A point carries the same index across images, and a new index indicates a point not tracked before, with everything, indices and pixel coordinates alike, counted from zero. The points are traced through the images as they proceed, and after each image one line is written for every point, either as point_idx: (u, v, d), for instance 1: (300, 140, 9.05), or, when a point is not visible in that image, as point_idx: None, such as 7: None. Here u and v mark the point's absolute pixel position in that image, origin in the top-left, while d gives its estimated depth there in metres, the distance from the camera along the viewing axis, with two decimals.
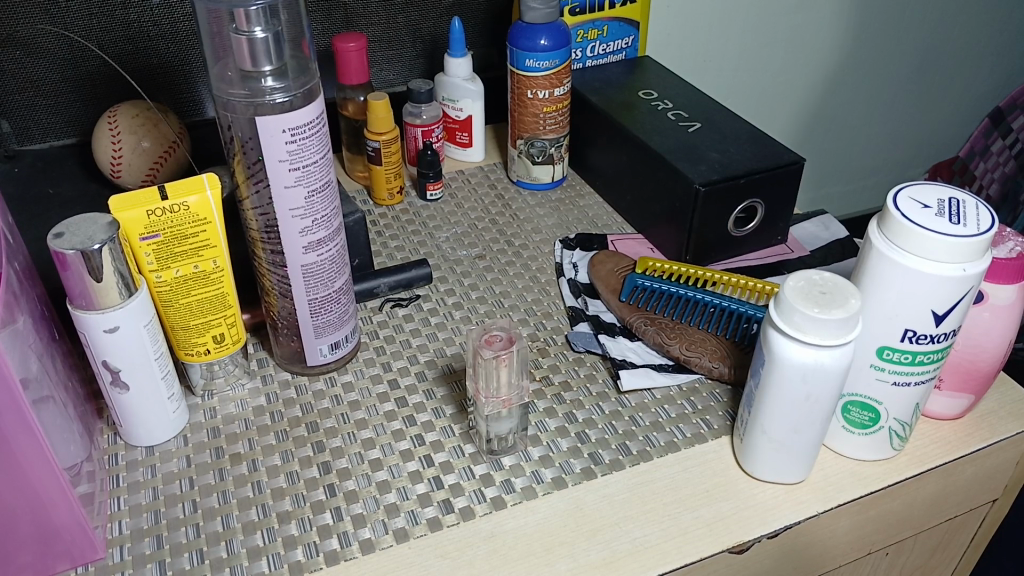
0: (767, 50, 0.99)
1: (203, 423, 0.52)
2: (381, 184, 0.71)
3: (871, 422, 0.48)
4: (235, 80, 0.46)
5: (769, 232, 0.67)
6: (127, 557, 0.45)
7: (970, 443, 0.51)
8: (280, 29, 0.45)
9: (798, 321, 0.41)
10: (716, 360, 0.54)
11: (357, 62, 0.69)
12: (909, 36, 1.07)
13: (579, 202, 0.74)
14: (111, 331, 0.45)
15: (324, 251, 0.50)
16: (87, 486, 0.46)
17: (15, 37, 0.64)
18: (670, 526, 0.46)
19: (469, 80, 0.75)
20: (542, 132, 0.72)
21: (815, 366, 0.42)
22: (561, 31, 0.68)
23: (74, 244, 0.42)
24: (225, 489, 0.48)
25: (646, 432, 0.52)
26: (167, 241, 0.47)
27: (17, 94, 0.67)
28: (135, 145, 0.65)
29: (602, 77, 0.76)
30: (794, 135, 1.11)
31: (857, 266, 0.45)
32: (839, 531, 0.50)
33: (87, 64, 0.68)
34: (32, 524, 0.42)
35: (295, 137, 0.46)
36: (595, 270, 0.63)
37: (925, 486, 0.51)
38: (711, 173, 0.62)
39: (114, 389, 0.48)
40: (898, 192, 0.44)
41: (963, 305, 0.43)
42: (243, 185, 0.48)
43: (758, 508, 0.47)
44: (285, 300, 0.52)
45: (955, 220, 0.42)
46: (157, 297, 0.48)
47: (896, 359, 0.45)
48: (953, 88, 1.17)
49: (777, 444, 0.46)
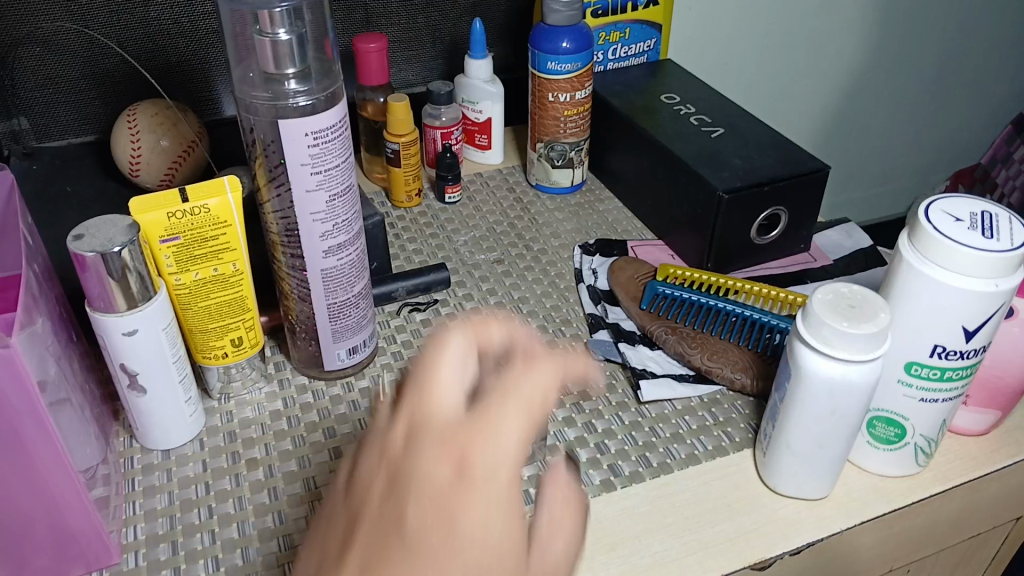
0: (789, 54, 0.97)
1: (219, 426, 0.52)
2: (399, 186, 0.71)
3: (896, 437, 0.47)
4: (258, 82, 0.45)
5: (791, 240, 0.66)
6: (141, 563, 0.44)
7: (996, 460, 0.50)
8: (303, 31, 0.45)
9: (826, 334, 0.41)
10: (738, 371, 0.54)
11: (377, 63, 0.69)
12: (932, 41, 1.06)
13: (598, 207, 0.73)
14: (130, 335, 0.45)
15: (344, 255, 0.50)
16: (102, 490, 0.45)
17: (35, 34, 0.64)
18: (689, 541, 0.46)
19: (488, 82, 0.74)
20: (562, 135, 0.71)
21: (843, 382, 0.41)
22: (583, 34, 0.67)
23: (94, 246, 0.41)
24: (241, 495, 0.48)
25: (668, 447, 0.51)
26: (187, 244, 0.46)
27: (35, 90, 0.67)
28: (154, 143, 0.65)
29: (623, 80, 0.76)
30: (814, 140, 1.09)
31: (886, 279, 0.44)
32: (863, 547, 0.49)
33: (106, 62, 0.68)
34: (48, 529, 0.42)
35: (317, 141, 0.45)
36: (615, 276, 0.62)
37: (948, 504, 0.50)
38: (734, 180, 0.61)
39: (131, 392, 0.47)
40: (930, 205, 0.43)
41: (994, 321, 0.42)
42: (264, 188, 0.48)
43: (780, 524, 0.47)
44: (303, 304, 0.51)
45: (989, 234, 0.41)
46: (175, 299, 0.48)
47: (924, 375, 0.44)
48: (974, 96, 1.16)
49: (802, 459, 0.45)
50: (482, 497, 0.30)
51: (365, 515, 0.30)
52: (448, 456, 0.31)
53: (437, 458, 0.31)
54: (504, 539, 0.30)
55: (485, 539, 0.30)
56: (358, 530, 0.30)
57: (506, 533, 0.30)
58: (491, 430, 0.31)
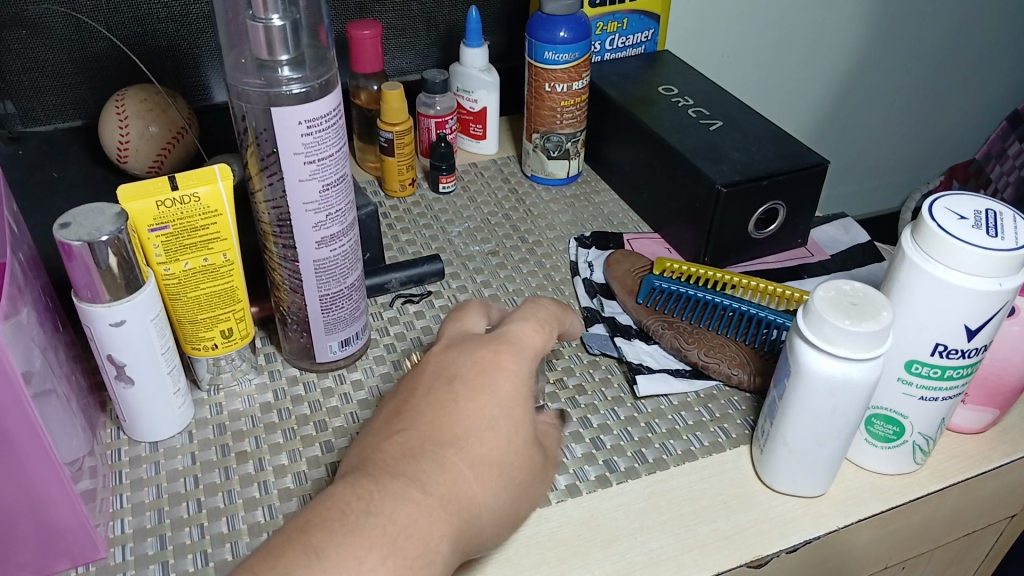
0: (786, 46, 0.97)
1: (208, 418, 0.51)
2: (391, 175, 0.70)
3: (894, 435, 0.47)
4: (250, 69, 0.44)
5: (788, 235, 0.66)
6: (128, 557, 0.43)
7: (993, 458, 0.50)
8: (297, 17, 0.44)
9: (828, 332, 0.40)
10: (735, 367, 0.53)
11: (371, 50, 0.68)
12: (930, 35, 1.05)
13: (594, 199, 0.72)
14: (117, 325, 0.44)
15: (337, 246, 0.49)
16: (88, 483, 0.44)
17: (21, 16, 0.63)
18: (685, 539, 0.45)
19: (485, 71, 0.73)
20: (559, 126, 0.70)
21: (844, 380, 0.41)
22: (581, 23, 0.66)
23: (80, 235, 0.40)
24: (231, 489, 0.47)
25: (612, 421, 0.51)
26: (176, 233, 0.45)
27: (21, 73, 0.66)
28: (142, 129, 0.63)
29: (620, 71, 0.75)
30: (810, 133, 1.09)
31: (887, 276, 0.44)
32: (858, 545, 0.48)
33: (94, 46, 0.66)
34: (32, 523, 0.41)
35: (310, 129, 0.44)
36: (611, 270, 0.61)
37: (944, 503, 0.50)
38: (732, 174, 0.61)
39: (118, 383, 0.46)
40: (933, 201, 0.43)
41: (996, 320, 0.41)
42: (256, 177, 0.47)
43: (776, 522, 0.46)
44: (295, 296, 0.51)
45: (992, 233, 0.41)
46: (164, 290, 0.47)
47: (924, 374, 0.44)
48: (969, 92, 1.16)
49: (800, 457, 0.45)
50: (508, 381, 0.41)
51: (424, 393, 0.42)
52: (482, 356, 0.42)
53: (473, 357, 0.42)
54: (522, 417, 0.41)
55: (507, 409, 0.41)
56: (420, 402, 0.41)
57: (525, 410, 0.41)
58: (516, 337, 0.43)
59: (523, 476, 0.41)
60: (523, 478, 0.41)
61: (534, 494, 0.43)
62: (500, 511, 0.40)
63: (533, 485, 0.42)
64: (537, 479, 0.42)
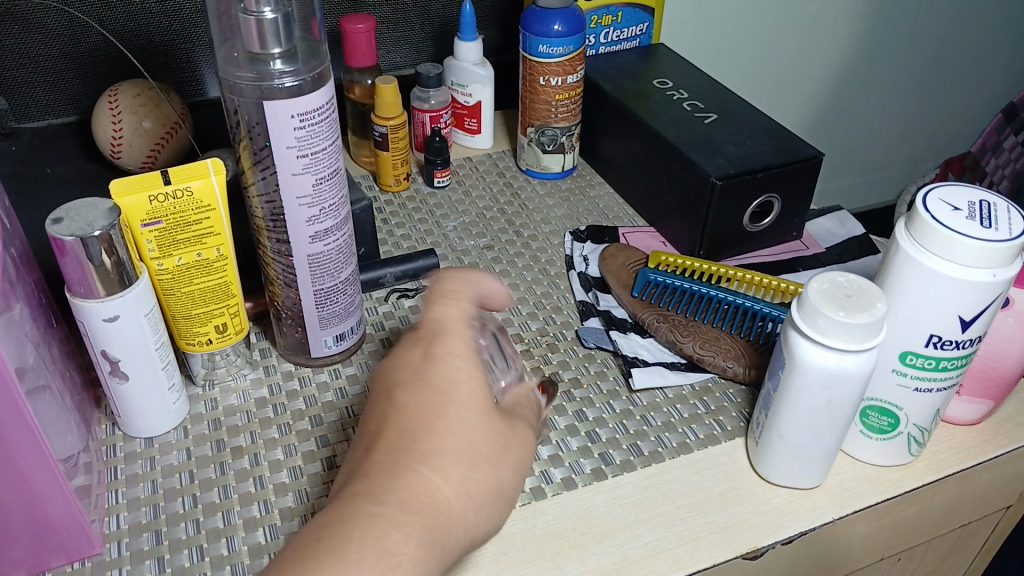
0: (782, 40, 0.97)
1: (203, 414, 0.51)
2: (386, 170, 0.69)
3: (889, 427, 0.47)
4: (242, 62, 0.44)
5: (784, 227, 0.66)
6: (124, 553, 0.43)
7: (988, 450, 0.50)
8: (289, 10, 0.43)
9: (822, 324, 0.40)
10: (730, 359, 0.53)
11: (365, 44, 0.67)
12: (925, 28, 1.05)
13: (589, 192, 0.72)
14: (111, 321, 0.43)
15: (331, 241, 0.49)
16: (83, 479, 0.44)
17: (13, 11, 0.62)
18: (681, 531, 0.45)
19: (479, 65, 0.73)
20: (553, 120, 0.70)
21: (838, 372, 0.41)
22: (575, 16, 0.66)
23: (73, 230, 0.40)
24: (226, 484, 0.47)
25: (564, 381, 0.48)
26: (169, 228, 0.45)
27: (13, 69, 0.65)
28: (135, 124, 0.63)
29: (615, 65, 0.75)
30: (805, 127, 1.09)
31: (882, 268, 0.44)
32: (853, 537, 0.49)
33: (87, 41, 0.66)
34: (25, 520, 0.41)
35: (303, 123, 0.44)
36: (606, 264, 0.61)
37: (940, 494, 0.50)
38: (727, 167, 0.61)
39: (112, 379, 0.46)
40: (927, 193, 0.43)
41: (990, 311, 0.41)
42: (249, 171, 0.47)
43: (772, 514, 0.46)
44: (289, 291, 0.50)
45: (986, 224, 0.41)
46: (157, 285, 0.47)
47: (919, 365, 0.44)
48: (964, 84, 1.16)
49: (795, 450, 0.45)
50: (438, 370, 0.40)
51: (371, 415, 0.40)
52: (411, 357, 0.41)
53: (400, 362, 0.41)
54: (467, 395, 0.39)
55: (447, 396, 0.39)
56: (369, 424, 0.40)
57: (467, 390, 0.39)
58: (438, 323, 0.42)
59: (489, 447, 0.39)
60: (490, 451, 0.39)
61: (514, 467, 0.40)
62: (475, 492, 0.38)
63: (506, 460, 0.39)
64: (508, 450, 0.40)
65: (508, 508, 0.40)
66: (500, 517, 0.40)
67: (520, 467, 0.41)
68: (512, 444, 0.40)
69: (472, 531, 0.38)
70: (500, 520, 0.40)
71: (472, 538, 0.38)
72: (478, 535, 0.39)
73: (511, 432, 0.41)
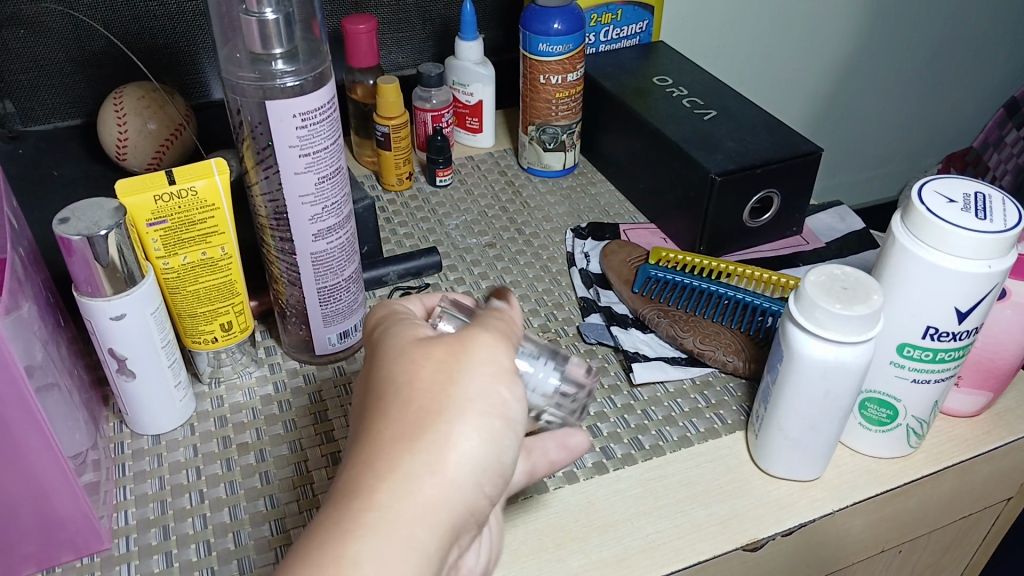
0: (782, 37, 0.97)
1: (209, 411, 0.52)
2: (389, 169, 0.70)
3: (888, 419, 0.47)
4: (245, 63, 0.45)
5: (784, 223, 0.66)
6: (132, 548, 0.44)
7: (988, 441, 0.50)
8: (291, 11, 0.44)
9: (819, 316, 0.40)
10: (730, 354, 0.54)
11: (366, 45, 0.68)
12: (926, 23, 1.05)
13: (590, 190, 0.73)
14: (118, 319, 0.44)
15: (334, 239, 0.49)
16: (92, 475, 0.45)
17: (19, 16, 0.63)
18: (682, 523, 0.45)
19: (480, 64, 0.73)
20: (554, 118, 0.70)
21: (836, 364, 0.41)
22: (575, 15, 0.66)
23: (80, 230, 0.41)
24: (232, 480, 0.48)
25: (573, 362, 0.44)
26: (174, 227, 0.46)
27: (19, 73, 0.66)
28: (140, 126, 0.64)
29: (615, 63, 0.75)
30: (807, 124, 1.09)
31: (879, 261, 0.44)
32: (854, 529, 0.49)
33: (92, 44, 0.67)
34: (35, 515, 0.41)
35: (305, 122, 0.45)
36: (607, 260, 0.62)
37: (939, 486, 0.50)
38: (727, 162, 0.61)
39: (120, 377, 0.47)
40: (923, 186, 0.43)
41: (987, 302, 0.42)
42: (252, 170, 0.47)
43: (772, 506, 0.47)
44: (293, 288, 0.51)
45: (981, 215, 0.41)
46: (163, 284, 0.48)
47: (916, 357, 0.44)
48: (966, 79, 1.16)
49: (794, 441, 0.46)
50: (374, 366, 0.37)
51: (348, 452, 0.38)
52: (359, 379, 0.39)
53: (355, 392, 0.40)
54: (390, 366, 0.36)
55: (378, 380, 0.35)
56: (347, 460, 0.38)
57: (392, 361, 0.36)
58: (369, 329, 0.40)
59: (421, 395, 0.34)
60: (423, 398, 0.34)
61: (474, 406, 0.34)
62: (426, 460, 0.32)
63: (452, 392, 0.34)
64: (449, 379, 0.34)
65: (499, 437, 0.34)
66: (490, 449, 0.34)
67: (480, 388, 0.34)
68: (452, 370, 0.34)
69: (449, 485, 0.33)
70: (495, 454, 0.34)
71: (461, 491, 0.33)
72: (469, 483, 0.33)
73: (453, 359, 0.35)
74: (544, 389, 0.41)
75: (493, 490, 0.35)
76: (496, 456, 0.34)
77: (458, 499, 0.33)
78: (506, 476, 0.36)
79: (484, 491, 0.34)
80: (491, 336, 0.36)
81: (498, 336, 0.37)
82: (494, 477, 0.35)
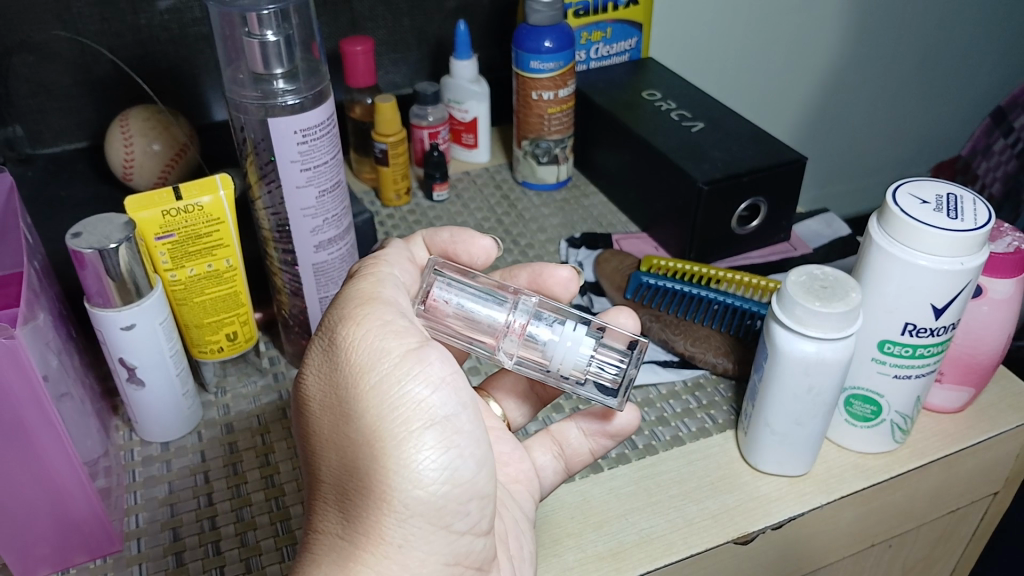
0: (769, 51, 0.99)
1: (216, 419, 0.53)
2: (387, 184, 0.72)
3: (872, 414, 0.49)
4: (247, 82, 0.47)
5: (771, 229, 0.68)
6: (144, 550, 0.45)
7: (971, 435, 0.52)
8: (290, 32, 0.46)
9: (799, 313, 0.42)
10: (720, 356, 0.55)
11: (364, 65, 0.70)
12: (910, 36, 1.08)
13: (583, 201, 0.75)
14: (128, 329, 0.46)
15: (334, 250, 0.51)
16: (103, 481, 0.46)
17: (28, 42, 0.66)
18: (674, 518, 0.47)
19: (474, 82, 0.75)
20: (547, 132, 0.73)
21: (818, 359, 0.43)
22: (565, 33, 0.68)
23: (91, 243, 0.42)
24: (239, 485, 0.49)
25: (580, 335, 0.43)
26: (181, 241, 0.48)
27: (28, 98, 0.69)
28: (146, 147, 0.66)
29: (605, 78, 0.77)
30: (796, 135, 1.11)
31: (858, 261, 0.46)
32: (842, 522, 0.50)
33: (98, 68, 0.69)
34: (50, 518, 0.43)
35: (305, 138, 0.47)
36: (601, 267, 0.64)
37: (925, 480, 0.52)
38: (714, 171, 0.63)
39: (130, 385, 0.49)
40: (898, 188, 0.45)
41: (962, 298, 0.44)
42: (256, 185, 0.49)
43: (761, 500, 0.48)
44: (295, 299, 0.53)
45: (953, 215, 0.43)
46: (171, 295, 0.49)
47: (897, 353, 0.46)
48: (952, 89, 1.18)
49: (780, 438, 0.47)
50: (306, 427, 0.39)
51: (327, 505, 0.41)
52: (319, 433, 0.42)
53: None
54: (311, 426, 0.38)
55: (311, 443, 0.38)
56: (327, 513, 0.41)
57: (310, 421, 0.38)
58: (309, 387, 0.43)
59: (333, 447, 0.35)
60: (336, 449, 0.35)
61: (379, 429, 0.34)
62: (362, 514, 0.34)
63: (356, 429, 0.35)
64: (350, 413, 0.35)
65: (447, 448, 0.35)
66: (438, 463, 0.35)
67: (389, 402, 0.35)
68: (349, 401, 0.35)
69: (402, 525, 0.35)
70: (446, 464, 0.35)
71: (421, 517, 0.35)
72: (437, 512, 0.35)
73: (347, 385, 0.35)
74: (571, 359, 0.42)
75: (474, 488, 0.36)
76: (450, 466, 0.35)
77: (428, 534, 0.35)
78: (485, 479, 0.37)
79: (458, 510, 0.36)
80: (368, 325, 0.36)
81: (373, 319, 0.36)
82: (465, 488, 0.36)
